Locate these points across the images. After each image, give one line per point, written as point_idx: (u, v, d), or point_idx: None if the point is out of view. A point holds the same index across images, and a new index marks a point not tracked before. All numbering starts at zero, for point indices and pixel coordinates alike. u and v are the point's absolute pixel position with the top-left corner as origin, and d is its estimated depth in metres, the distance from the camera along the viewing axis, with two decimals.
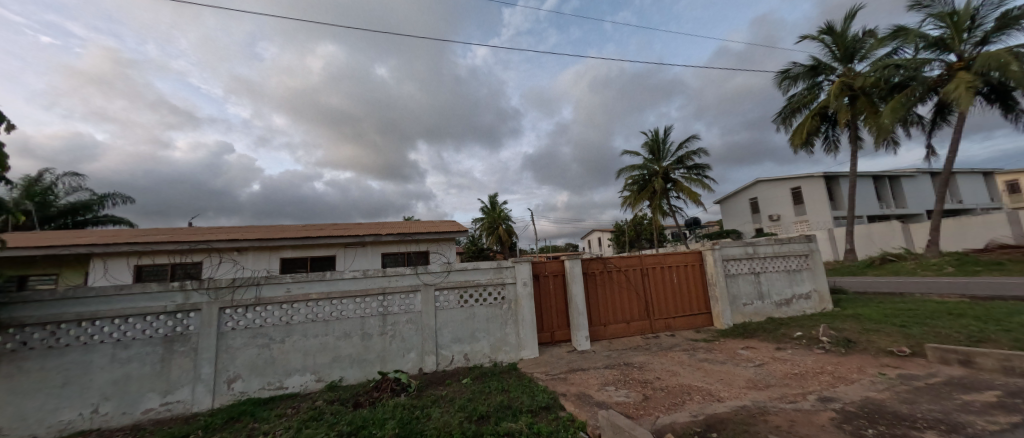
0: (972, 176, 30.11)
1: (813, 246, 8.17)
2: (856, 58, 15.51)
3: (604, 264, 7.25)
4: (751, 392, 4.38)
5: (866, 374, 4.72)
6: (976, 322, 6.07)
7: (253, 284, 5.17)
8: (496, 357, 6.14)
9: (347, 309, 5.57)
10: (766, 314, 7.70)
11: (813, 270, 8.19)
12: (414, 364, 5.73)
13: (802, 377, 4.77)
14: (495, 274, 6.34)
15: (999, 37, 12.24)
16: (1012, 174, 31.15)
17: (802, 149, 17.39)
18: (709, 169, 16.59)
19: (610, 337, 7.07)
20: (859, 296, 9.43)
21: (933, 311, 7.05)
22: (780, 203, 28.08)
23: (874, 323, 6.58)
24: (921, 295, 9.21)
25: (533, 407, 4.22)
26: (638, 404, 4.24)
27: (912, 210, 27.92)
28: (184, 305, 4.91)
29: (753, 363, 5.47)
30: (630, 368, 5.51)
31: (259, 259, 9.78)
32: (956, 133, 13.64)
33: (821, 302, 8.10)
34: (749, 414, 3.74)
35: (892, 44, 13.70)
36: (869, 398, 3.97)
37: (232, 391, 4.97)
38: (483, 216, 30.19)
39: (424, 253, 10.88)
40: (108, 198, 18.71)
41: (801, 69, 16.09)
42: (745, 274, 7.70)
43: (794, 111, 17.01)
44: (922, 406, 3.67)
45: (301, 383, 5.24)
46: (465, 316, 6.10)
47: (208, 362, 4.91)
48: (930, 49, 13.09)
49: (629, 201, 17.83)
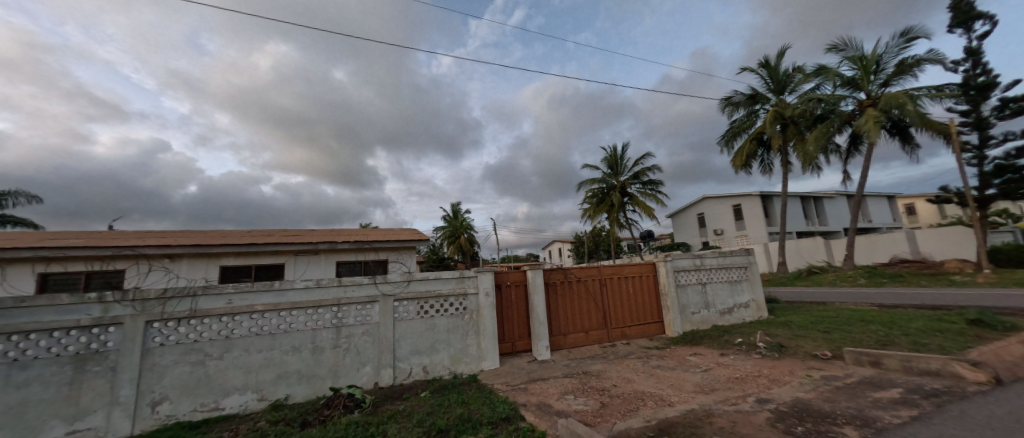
0: (878, 198, 34.41)
1: (751, 259, 8.91)
2: (787, 91, 17.24)
3: (564, 274, 7.41)
4: (698, 396, 4.67)
5: (796, 376, 5.21)
6: (883, 328, 6.92)
7: (188, 295, 4.75)
8: (456, 369, 6.04)
9: (297, 321, 5.25)
10: (711, 322, 8.23)
11: (751, 281, 8.90)
12: (369, 379, 5.50)
13: (742, 380, 5.17)
14: (456, 284, 6.29)
15: (898, 81, 14.18)
16: (909, 197, 35.92)
17: (742, 170, 18.92)
18: (662, 186, 17.57)
19: (569, 347, 7.21)
20: (790, 305, 10.40)
21: (851, 318, 7.94)
22: (724, 218, 30.27)
23: (802, 329, 7.31)
24: (840, 304, 10.33)
25: (492, 418, 4.21)
26: (595, 412, 4.37)
27: (832, 226, 31.30)
28: (103, 319, 4.39)
29: (700, 368, 5.84)
30: (589, 376, 5.66)
31: (195, 268, 8.97)
32: (866, 161, 15.55)
33: (758, 310, 8.81)
34: (697, 417, 3.99)
35: (816, 80, 15.44)
36: (798, 398, 4.39)
37: (157, 415, 4.49)
38: (445, 225, 29.75)
39: (382, 262, 10.51)
40: (9, 197, 16.29)
41: (741, 97, 17.63)
42: (693, 284, 8.22)
43: (735, 135, 18.53)
44: (841, 404, 4.11)
45: (240, 403, 4.84)
46: (424, 327, 5.97)
47: (129, 383, 4.41)
48: (845, 87, 14.88)
49: (588, 213, 18.39)
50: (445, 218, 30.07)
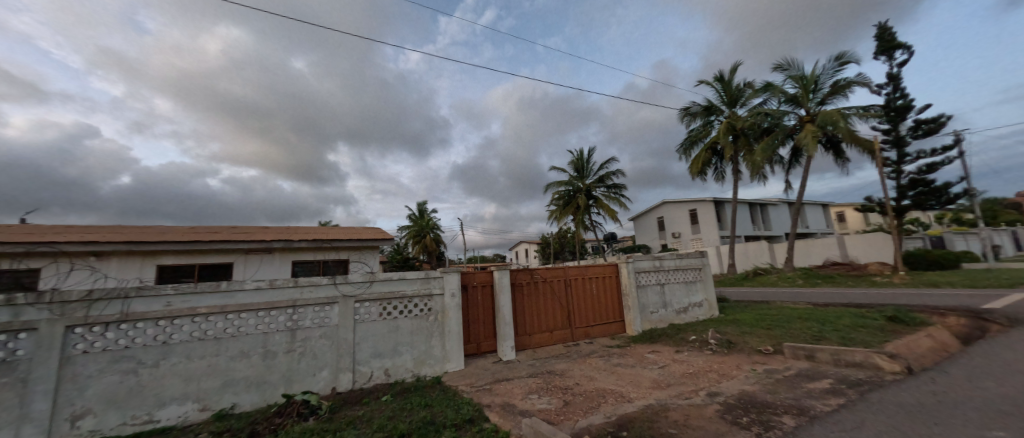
0: (815, 206, 37.61)
1: (705, 261, 9.44)
2: (738, 104, 18.45)
3: (530, 274, 7.47)
4: (655, 391, 4.88)
5: (743, 370, 5.58)
6: (817, 324, 7.58)
7: (119, 297, 4.31)
8: (419, 372, 5.92)
9: (247, 324, 4.92)
10: (668, 321, 8.63)
11: (705, 282, 9.43)
12: (326, 384, 5.26)
13: (695, 376, 5.47)
14: (421, 285, 6.17)
15: (833, 100, 15.60)
16: (840, 206, 39.53)
17: (698, 177, 20.00)
18: (625, 190, 18.20)
19: (534, 346, 7.28)
20: (739, 304, 11.12)
21: (791, 315, 8.63)
22: (681, 222, 31.85)
23: (749, 326, 7.85)
24: (782, 303, 11.18)
25: (456, 420, 4.16)
26: (558, 410, 4.45)
27: (775, 231, 33.83)
28: (11, 324, 3.87)
29: (657, 365, 6.10)
30: (552, 375, 5.75)
31: (128, 267, 8.16)
32: (805, 172, 16.96)
33: (710, 309, 9.35)
34: (653, 412, 4.16)
35: (764, 96, 16.63)
36: (744, 391, 4.70)
37: (78, 431, 4.03)
38: (410, 224, 29.10)
39: (342, 261, 10.10)
40: None
41: (698, 108, 18.64)
42: (652, 285, 8.59)
43: (692, 144, 19.56)
44: (781, 395, 4.46)
45: (179, 414, 4.45)
46: (386, 329, 5.79)
47: (43, 396, 3.92)
48: (788, 103, 16.16)
49: (554, 215, 18.68)
50: (410, 218, 29.43)
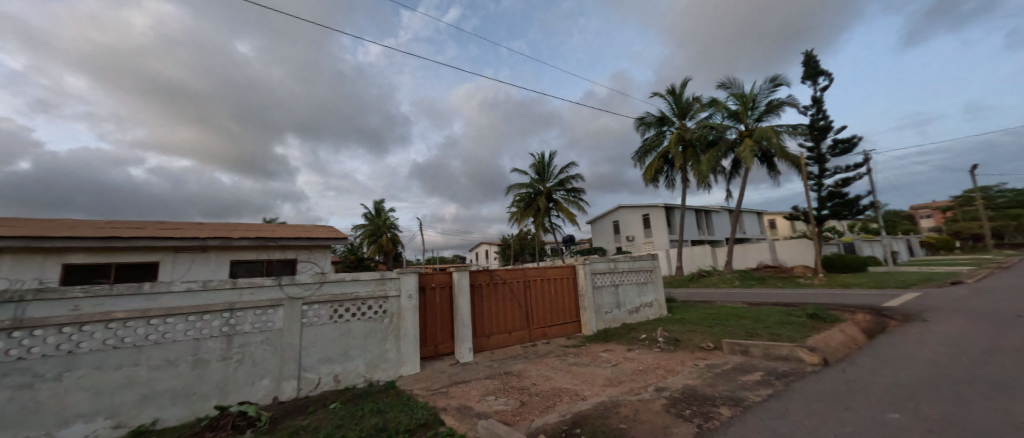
0: (751, 214, 40.97)
1: (655, 263, 9.95)
2: (687, 117, 19.67)
3: (490, 276, 7.46)
4: (607, 389, 5.07)
5: (687, 366, 5.95)
6: (751, 322, 8.26)
7: (12, 301, 3.73)
8: (372, 377, 5.69)
9: (174, 330, 4.46)
10: (621, 321, 9.00)
11: (655, 283, 9.94)
12: (267, 393, 4.89)
13: (644, 372, 5.75)
14: (376, 287, 5.95)
15: (768, 117, 17.10)
16: (772, 214, 43.37)
17: (650, 184, 21.06)
18: (583, 194, 18.72)
19: (492, 348, 7.27)
20: (685, 303, 11.84)
21: (729, 314, 9.33)
22: (634, 226, 33.35)
23: (693, 324, 8.38)
24: (723, 302, 12.05)
25: (410, 426, 4.04)
26: (515, 410, 4.48)
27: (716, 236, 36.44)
28: None
29: (610, 363, 6.33)
30: (509, 376, 5.77)
31: (26, 266, 7.09)
32: (743, 182, 18.45)
33: (659, 309, 9.87)
34: (606, 408, 4.32)
35: (709, 110, 17.88)
36: (688, 385, 5.02)
37: None
38: (366, 223, 27.93)
39: (289, 261, 9.48)
40: None
41: (652, 118, 19.66)
42: (607, 286, 8.91)
43: (646, 152, 20.57)
44: (720, 388, 4.81)
45: (87, 432, 3.93)
46: (337, 333, 5.51)
47: None
48: (730, 118, 17.49)
49: (515, 217, 18.80)
50: (366, 217, 28.26)
